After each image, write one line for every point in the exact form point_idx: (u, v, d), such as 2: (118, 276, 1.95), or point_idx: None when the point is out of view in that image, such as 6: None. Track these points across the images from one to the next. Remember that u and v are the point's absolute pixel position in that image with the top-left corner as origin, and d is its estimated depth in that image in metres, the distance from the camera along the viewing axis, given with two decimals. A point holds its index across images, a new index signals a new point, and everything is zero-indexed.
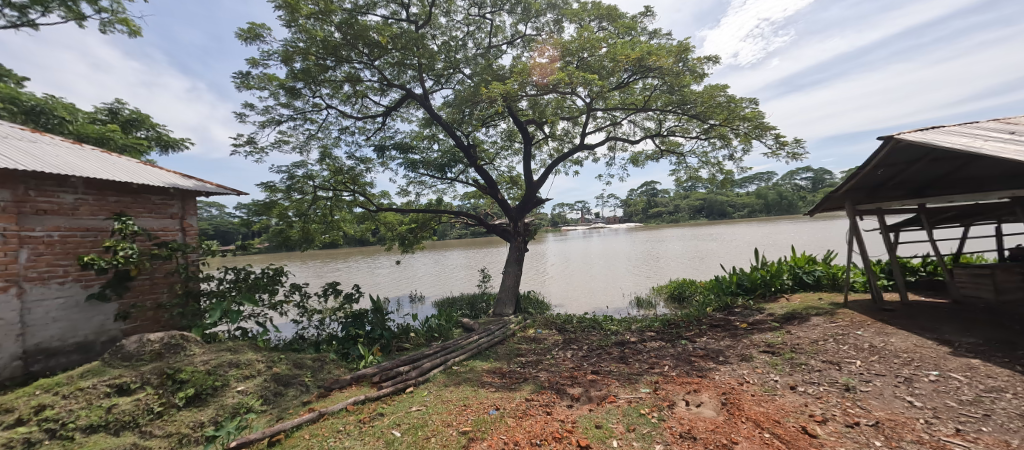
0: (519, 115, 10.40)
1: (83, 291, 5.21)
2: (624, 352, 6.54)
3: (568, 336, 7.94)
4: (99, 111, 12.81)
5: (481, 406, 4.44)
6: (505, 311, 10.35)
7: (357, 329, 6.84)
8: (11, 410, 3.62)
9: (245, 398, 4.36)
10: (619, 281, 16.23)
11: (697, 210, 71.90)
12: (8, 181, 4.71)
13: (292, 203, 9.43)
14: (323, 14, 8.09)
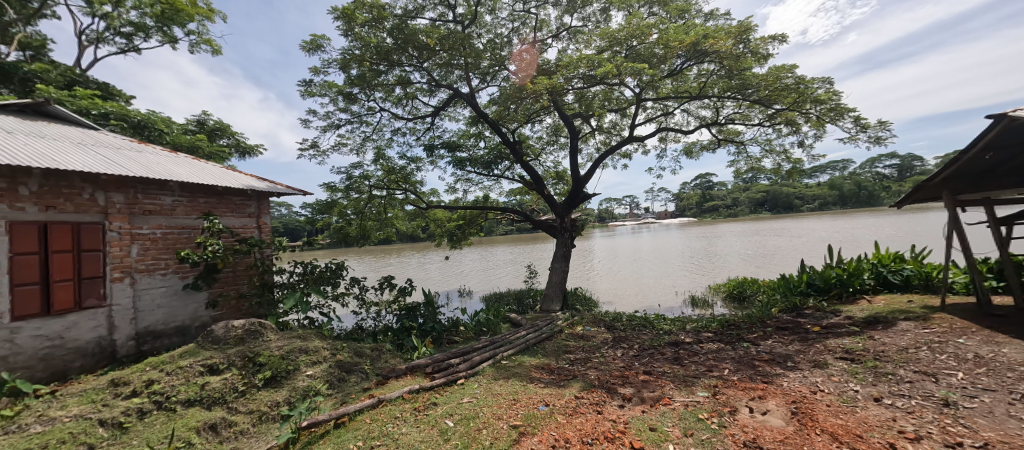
0: (566, 110, 10.27)
1: (180, 282, 5.95)
2: (679, 353, 6.25)
3: (618, 334, 7.73)
4: (189, 122, 14.55)
5: (530, 402, 4.46)
6: (552, 308, 10.34)
7: (411, 321, 7.31)
8: (128, 383, 4.22)
9: (314, 382, 4.75)
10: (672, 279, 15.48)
11: (762, 203, 66.74)
12: (122, 186, 5.45)
13: (350, 202, 10.03)
14: (376, 22, 8.59)
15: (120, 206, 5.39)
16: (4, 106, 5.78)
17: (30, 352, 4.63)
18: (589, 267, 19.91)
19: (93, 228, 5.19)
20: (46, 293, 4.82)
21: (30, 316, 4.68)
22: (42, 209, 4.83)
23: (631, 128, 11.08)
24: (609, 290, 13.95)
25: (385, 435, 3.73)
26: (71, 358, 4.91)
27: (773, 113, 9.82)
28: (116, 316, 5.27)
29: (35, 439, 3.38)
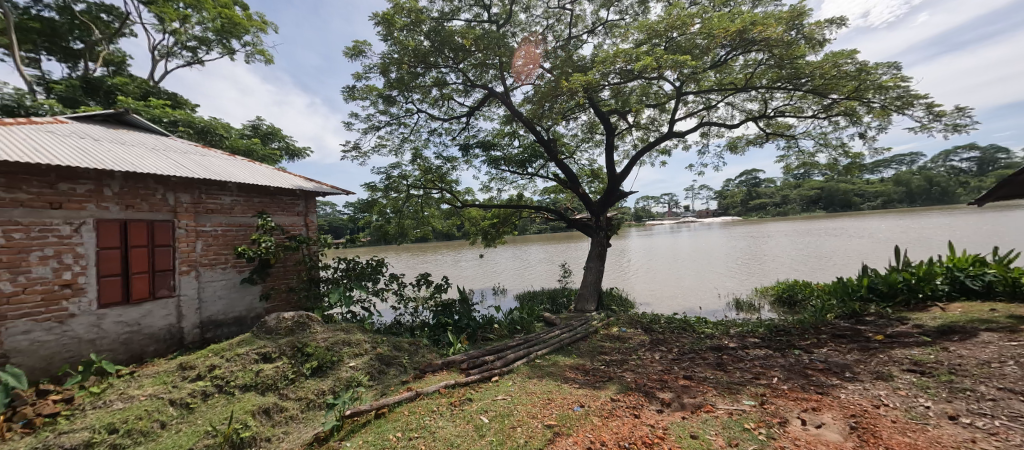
0: (601, 106, 10.08)
1: (238, 275, 6.42)
2: (722, 358, 5.95)
3: (656, 336, 7.50)
4: (245, 127, 15.69)
5: (565, 402, 4.42)
6: (587, 308, 10.20)
7: (446, 317, 7.49)
8: (194, 367, 4.61)
9: (356, 373, 4.97)
10: (714, 280, 14.80)
11: (815, 201, 61.76)
12: (189, 187, 5.95)
13: (389, 201, 10.38)
14: (414, 25, 8.85)
15: (186, 205, 5.89)
16: (91, 116, 6.50)
17: (112, 336, 5.12)
18: (625, 267, 19.43)
19: (164, 225, 5.67)
20: (125, 284, 5.28)
21: (113, 305, 5.16)
22: (123, 208, 5.30)
23: (671, 124, 10.69)
24: (645, 291, 13.54)
25: (422, 428, 3.84)
26: (146, 343, 5.39)
27: (829, 104, 9.13)
28: (183, 306, 5.77)
29: (117, 415, 3.78)
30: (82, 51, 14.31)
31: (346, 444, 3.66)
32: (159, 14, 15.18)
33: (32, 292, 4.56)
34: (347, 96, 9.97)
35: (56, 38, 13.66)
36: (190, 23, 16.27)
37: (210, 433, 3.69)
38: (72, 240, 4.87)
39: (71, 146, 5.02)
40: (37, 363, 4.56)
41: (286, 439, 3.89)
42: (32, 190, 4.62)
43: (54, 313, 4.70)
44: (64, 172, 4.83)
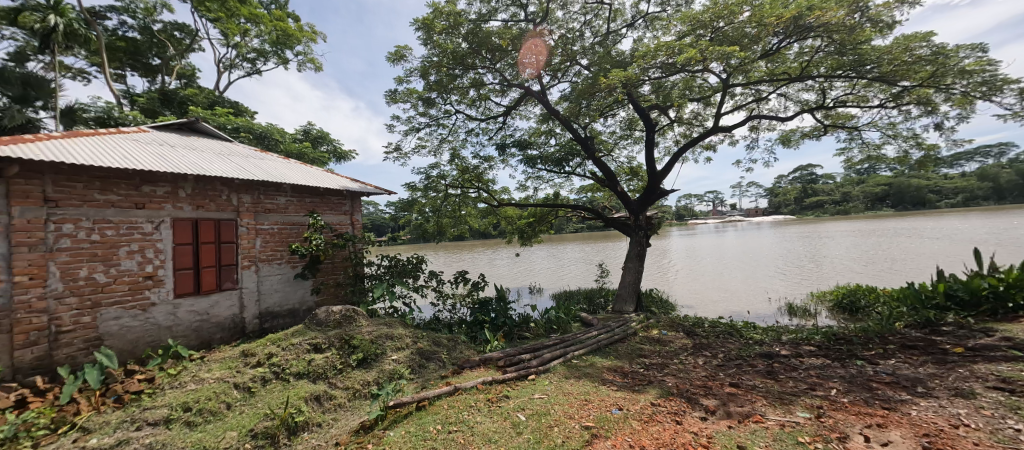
0: (641, 102, 9.76)
1: (292, 270, 6.88)
2: (773, 366, 5.58)
3: (699, 340, 7.18)
4: (298, 132, 16.74)
5: (603, 404, 4.34)
6: (625, 309, 9.96)
7: (483, 315, 7.61)
8: (254, 354, 4.99)
9: (398, 366, 5.17)
10: (764, 283, 13.96)
11: (882, 198, 56.33)
12: (250, 189, 6.44)
13: (428, 200, 10.67)
14: (453, 28, 9.01)
15: (247, 205, 6.39)
16: (168, 125, 7.19)
17: (186, 324, 5.64)
18: (667, 267, 18.76)
19: (229, 223, 6.18)
20: (196, 277, 5.80)
21: (186, 295, 5.68)
22: (194, 208, 5.82)
23: (717, 118, 10.15)
24: (687, 293, 13.01)
25: (461, 422, 3.92)
26: (214, 331, 5.90)
27: (899, 91, 8.28)
28: (245, 298, 6.27)
29: (190, 395, 4.17)
30: (159, 66, 15.93)
31: (389, 433, 3.82)
32: (223, 30, 16.58)
33: (121, 283, 5.09)
34: (390, 99, 10.28)
35: (139, 56, 15.32)
36: (250, 36, 17.62)
37: (268, 416, 3.98)
38: (153, 236, 5.40)
39: (152, 152, 5.57)
40: (125, 346, 5.10)
41: (335, 425, 4.13)
42: (121, 192, 5.16)
43: (139, 302, 5.23)
44: (146, 176, 5.36)
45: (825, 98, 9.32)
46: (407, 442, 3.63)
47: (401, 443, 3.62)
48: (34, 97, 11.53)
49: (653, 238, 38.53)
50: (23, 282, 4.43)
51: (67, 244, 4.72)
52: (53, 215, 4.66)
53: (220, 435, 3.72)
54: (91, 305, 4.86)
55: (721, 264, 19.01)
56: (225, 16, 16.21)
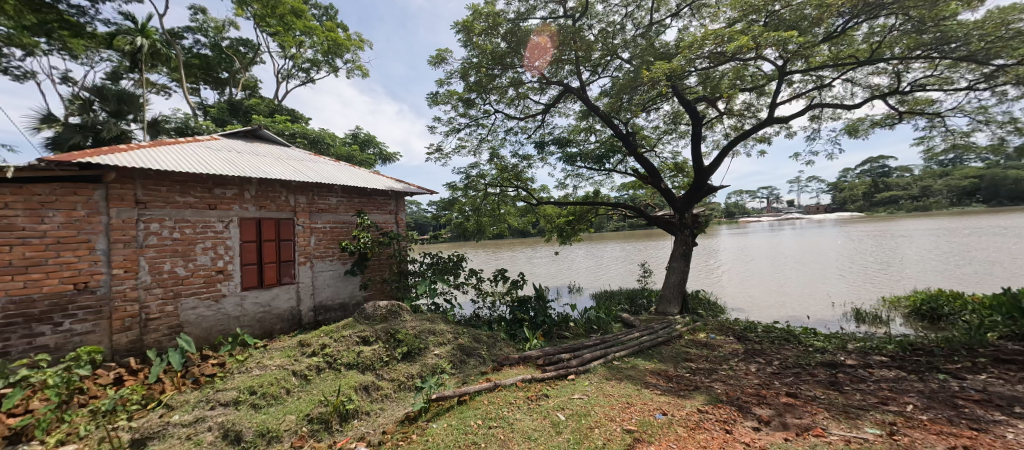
0: (687, 94, 9.34)
1: (342, 266, 7.33)
2: (837, 377, 5.12)
3: (751, 346, 6.76)
4: (347, 136, 17.68)
5: (646, 408, 4.21)
6: (670, 310, 9.59)
7: (523, 313, 7.64)
8: (310, 344, 5.34)
9: (440, 360, 5.32)
10: (826, 286, 12.87)
11: (971, 192, 49.02)
12: (306, 190, 6.91)
13: (468, 199, 10.86)
14: (492, 29, 9.10)
15: (303, 205, 6.85)
16: (234, 133, 7.85)
17: (251, 314, 6.15)
18: (716, 268, 17.77)
19: (287, 222, 6.67)
20: (260, 271, 6.31)
21: (251, 288, 6.19)
22: (258, 208, 6.33)
23: (773, 108, 9.47)
24: (738, 295, 12.25)
25: (501, 418, 3.97)
26: (275, 321, 6.40)
27: (992, 71, 7.29)
28: (301, 291, 6.74)
29: (255, 380, 4.53)
30: (227, 79, 17.51)
31: (432, 425, 3.94)
32: (281, 43, 17.86)
33: (197, 276, 5.64)
34: (431, 102, 10.56)
35: (210, 71, 16.95)
36: (305, 47, 18.84)
37: (322, 403, 4.24)
38: (223, 234, 5.94)
39: (222, 158, 6.12)
40: (201, 333, 5.65)
41: (382, 415, 4.34)
42: (197, 194, 5.71)
43: (212, 293, 5.78)
44: (217, 179, 5.90)
45: (900, 82, 8.40)
46: (449, 434, 3.73)
47: (443, 435, 3.73)
48: (127, 112, 13.06)
49: (699, 237, 36.47)
50: (120, 275, 5.00)
51: (154, 241, 5.29)
52: (143, 215, 5.22)
53: (281, 418, 4.02)
54: (173, 295, 5.42)
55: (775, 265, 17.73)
56: (283, 29, 17.44)
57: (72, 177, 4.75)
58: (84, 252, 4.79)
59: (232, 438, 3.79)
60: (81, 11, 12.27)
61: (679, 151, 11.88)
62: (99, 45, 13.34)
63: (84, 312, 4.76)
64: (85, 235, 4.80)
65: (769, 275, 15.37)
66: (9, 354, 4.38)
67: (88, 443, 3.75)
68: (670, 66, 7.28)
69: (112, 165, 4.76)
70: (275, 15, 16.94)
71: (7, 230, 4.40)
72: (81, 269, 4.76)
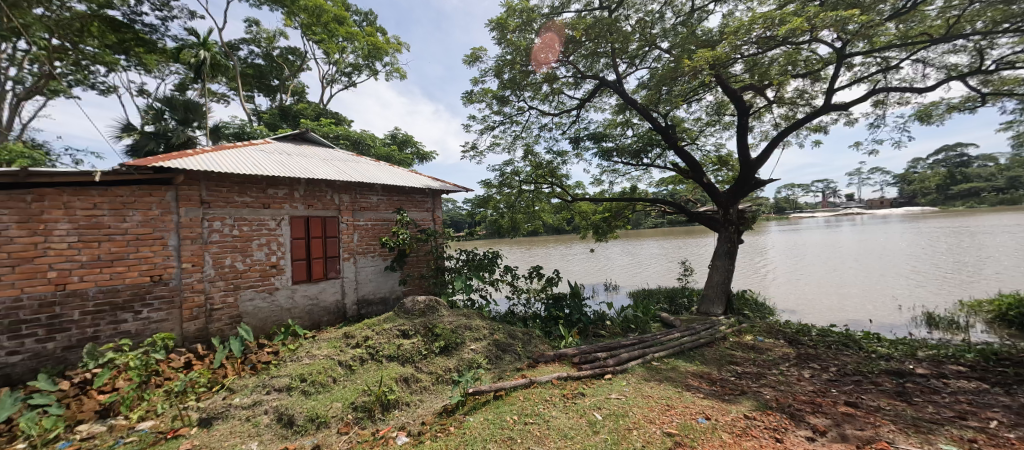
0: (732, 83, 8.83)
1: (383, 262, 7.63)
2: (906, 387, 4.67)
3: (804, 350, 6.33)
4: (387, 137, 18.38)
5: (688, 411, 4.06)
6: (713, 310, 9.19)
7: (558, 310, 7.61)
8: (354, 336, 5.60)
9: (476, 356, 5.40)
10: (893, 288, 11.77)
11: None
12: (349, 189, 7.24)
13: (503, 196, 10.92)
14: (526, 25, 9.04)
15: (347, 204, 7.20)
16: (284, 136, 8.34)
17: (301, 306, 6.55)
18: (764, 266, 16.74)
19: (333, 220, 7.03)
20: (309, 266, 6.69)
21: (301, 282, 6.59)
22: (306, 207, 6.71)
23: (830, 94, 8.77)
24: (788, 296, 11.48)
25: (537, 415, 3.97)
26: (322, 314, 6.77)
27: None
28: (345, 286, 7.09)
29: (305, 368, 4.82)
30: (278, 86, 18.68)
31: (469, 418, 4.02)
32: (325, 50, 18.76)
33: (254, 270, 6.08)
34: (466, 100, 10.69)
35: (263, 79, 18.17)
36: (347, 52, 19.72)
37: (366, 392, 4.44)
38: (276, 231, 6.35)
39: (274, 160, 6.54)
40: (257, 323, 6.08)
41: (421, 406, 4.47)
42: (253, 195, 6.15)
43: (267, 286, 6.20)
44: (270, 180, 6.32)
45: (982, 61, 7.52)
46: (485, 428, 3.79)
47: (479, 428, 3.79)
48: (192, 120, 14.26)
49: (746, 233, 34.54)
50: (188, 268, 5.49)
51: (217, 238, 5.76)
52: (207, 214, 5.69)
53: (328, 405, 4.26)
54: (233, 287, 5.87)
55: (831, 264, 16.48)
56: (327, 37, 18.31)
57: (148, 180, 5.25)
58: (158, 248, 5.29)
59: (285, 421, 4.07)
60: (152, 29, 13.55)
61: (723, 143, 11.28)
62: (168, 59, 14.60)
63: (159, 302, 5.26)
64: (159, 232, 5.31)
65: (825, 275, 14.29)
66: (99, 338, 4.89)
67: (164, 421, 4.16)
68: (713, 53, 6.95)
69: (181, 169, 5.22)
70: (320, 23, 17.81)
71: (97, 228, 4.93)
72: (157, 262, 5.27)
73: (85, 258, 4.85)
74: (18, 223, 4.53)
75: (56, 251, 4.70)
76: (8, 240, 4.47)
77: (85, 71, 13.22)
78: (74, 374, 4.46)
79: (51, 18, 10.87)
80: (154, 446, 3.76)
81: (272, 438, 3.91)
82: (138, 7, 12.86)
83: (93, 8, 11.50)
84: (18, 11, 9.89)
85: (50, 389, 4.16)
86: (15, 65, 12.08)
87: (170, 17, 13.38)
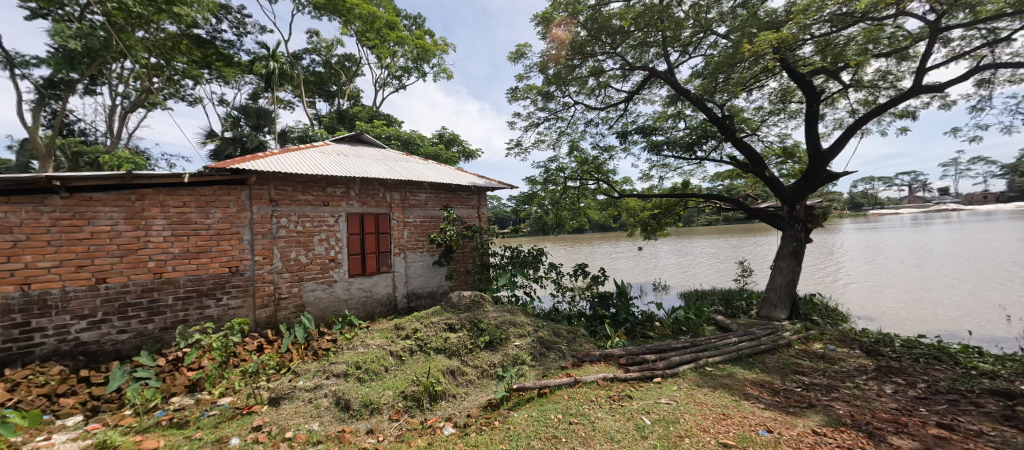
0: (799, 67, 8.08)
1: (430, 257, 7.91)
2: (1015, 410, 4.05)
3: (885, 362, 5.69)
4: (435, 136, 18.98)
5: (746, 422, 3.81)
6: (776, 315, 8.54)
7: (603, 309, 7.45)
8: (405, 327, 5.85)
9: (521, 352, 5.43)
10: (1000, 295, 10.22)
11: None
12: (400, 187, 7.56)
13: (548, 193, 10.83)
14: (572, 18, 8.84)
15: (397, 202, 7.53)
16: (340, 138, 8.86)
17: (356, 298, 6.97)
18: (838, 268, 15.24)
19: (384, 217, 7.39)
20: (363, 260, 7.10)
21: (357, 275, 7.01)
22: (361, 204, 7.11)
23: (920, 75, 7.75)
24: (866, 301, 10.34)
25: (582, 415, 3.92)
26: (375, 306, 7.17)
27: None
28: (396, 280, 7.44)
29: (360, 356, 5.11)
30: (336, 91, 19.91)
31: (513, 413, 4.05)
32: (378, 55, 19.67)
33: (315, 264, 6.55)
34: (511, 97, 10.72)
35: (325, 85, 19.47)
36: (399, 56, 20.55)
37: (415, 382, 4.62)
38: (334, 227, 6.79)
39: (332, 161, 6.98)
40: (319, 312, 6.56)
41: (466, 399, 4.58)
42: (315, 193, 6.61)
43: (326, 279, 6.66)
44: (329, 180, 6.75)
45: None
46: (530, 425, 3.80)
47: (523, 425, 3.81)
48: (264, 125, 15.60)
49: (814, 231, 31.66)
50: (260, 261, 6.03)
51: (283, 233, 6.27)
52: (275, 211, 6.21)
53: (381, 392, 4.49)
54: (298, 279, 6.37)
55: (920, 266, 14.69)
56: (379, 42, 19.19)
57: (228, 180, 5.81)
58: (235, 242, 5.86)
59: (343, 405, 4.34)
60: (230, 44, 15.04)
61: (788, 134, 10.38)
62: (244, 71, 16.06)
63: (236, 290, 5.84)
64: (236, 228, 5.88)
65: (913, 279, 12.72)
66: (188, 320, 5.52)
67: (242, 398, 4.64)
68: (778, 36, 6.43)
69: (253, 170, 5.72)
70: (373, 30, 18.71)
71: (186, 224, 5.54)
72: (234, 255, 5.85)
73: (177, 250, 5.47)
74: (125, 219, 5.18)
75: (154, 244, 5.33)
76: (117, 234, 5.13)
77: (176, 84, 14.89)
78: (169, 353, 5.07)
79: (150, 40, 12.46)
80: (232, 420, 4.19)
81: (330, 420, 4.19)
82: (218, 25, 14.35)
83: (183, 28, 13.12)
84: (124, 34, 11.61)
85: (150, 364, 4.77)
86: (123, 82, 13.90)
87: (245, 33, 14.77)
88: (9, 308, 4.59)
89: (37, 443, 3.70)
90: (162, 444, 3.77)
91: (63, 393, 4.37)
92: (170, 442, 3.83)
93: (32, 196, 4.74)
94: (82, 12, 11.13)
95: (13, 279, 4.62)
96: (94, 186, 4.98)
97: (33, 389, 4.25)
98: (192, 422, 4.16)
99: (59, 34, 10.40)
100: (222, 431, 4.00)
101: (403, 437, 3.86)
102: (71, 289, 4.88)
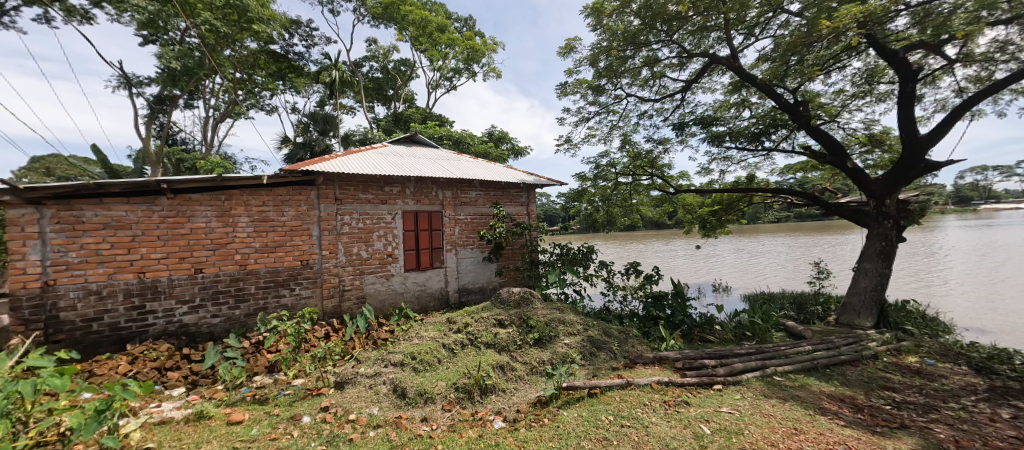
0: (891, 43, 7.09)
1: (481, 253, 8.09)
2: None
3: (1003, 383, 4.87)
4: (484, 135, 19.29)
5: (822, 439, 3.47)
6: (859, 322, 7.66)
7: (657, 310, 7.14)
8: (456, 321, 6.02)
9: (570, 350, 5.37)
10: None
11: None
12: (452, 185, 7.79)
13: (598, 190, 10.56)
14: (624, 7, 8.48)
15: (449, 199, 7.77)
16: (397, 139, 9.28)
17: (412, 291, 7.32)
18: (939, 271, 13.31)
19: (437, 214, 7.66)
20: (418, 256, 7.43)
21: (412, 270, 7.35)
22: (416, 202, 7.44)
23: None
24: (975, 311, 8.90)
25: (634, 418, 3.80)
26: (429, 299, 7.48)
27: None
28: (448, 275, 7.70)
29: (415, 347, 5.33)
30: (393, 95, 20.92)
31: (563, 412, 4.02)
32: (430, 57, 20.29)
33: (374, 258, 6.96)
34: (561, 92, 10.55)
35: (383, 89, 20.55)
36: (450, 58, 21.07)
37: (466, 375, 4.73)
38: (392, 224, 7.16)
39: (389, 162, 7.36)
40: (378, 304, 6.98)
41: (516, 394, 4.62)
42: (375, 192, 7.02)
43: (385, 272, 7.06)
44: (386, 179, 7.13)
45: None
46: (579, 424, 3.76)
47: (574, 424, 3.77)
48: (330, 130, 16.85)
49: (907, 229, 27.90)
50: (327, 255, 6.54)
51: (346, 229, 6.73)
52: (340, 209, 6.68)
53: (434, 383, 4.66)
54: (359, 272, 6.82)
55: None
56: (432, 45, 19.86)
57: (300, 182, 6.34)
58: (306, 237, 6.40)
59: (400, 393, 4.58)
60: (300, 56, 16.39)
61: (876, 119, 9.20)
62: (312, 81, 17.39)
63: (307, 281, 6.38)
64: (306, 224, 6.41)
65: None
66: (267, 307, 6.13)
67: (312, 380, 5.10)
68: (863, 8, 5.74)
69: (320, 172, 6.20)
70: (426, 34, 19.35)
71: (266, 221, 6.14)
72: (306, 249, 6.39)
73: (258, 244, 6.09)
74: (216, 217, 5.85)
75: (240, 238, 5.98)
76: (210, 230, 5.80)
77: (257, 95, 16.49)
78: (252, 336, 5.66)
79: (236, 57, 13.92)
80: (304, 400, 4.60)
81: (388, 405, 4.44)
82: (291, 40, 15.71)
83: (261, 45, 14.54)
84: (214, 53, 13.07)
85: (237, 346, 5.35)
86: (214, 96, 15.65)
87: (314, 45, 16.01)
88: (129, 292, 5.38)
89: (151, 409, 4.33)
90: (246, 417, 4.23)
91: (170, 367, 5.05)
92: (253, 416, 4.29)
93: (145, 197, 5.49)
94: (182, 36, 12.71)
95: (132, 268, 5.41)
96: (193, 188, 5.66)
97: (148, 363, 4.97)
98: (271, 400, 4.62)
99: (164, 56, 12.05)
100: (295, 409, 4.40)
101: (455, 427, 3.99)
102: (175, 277, 5.62)
